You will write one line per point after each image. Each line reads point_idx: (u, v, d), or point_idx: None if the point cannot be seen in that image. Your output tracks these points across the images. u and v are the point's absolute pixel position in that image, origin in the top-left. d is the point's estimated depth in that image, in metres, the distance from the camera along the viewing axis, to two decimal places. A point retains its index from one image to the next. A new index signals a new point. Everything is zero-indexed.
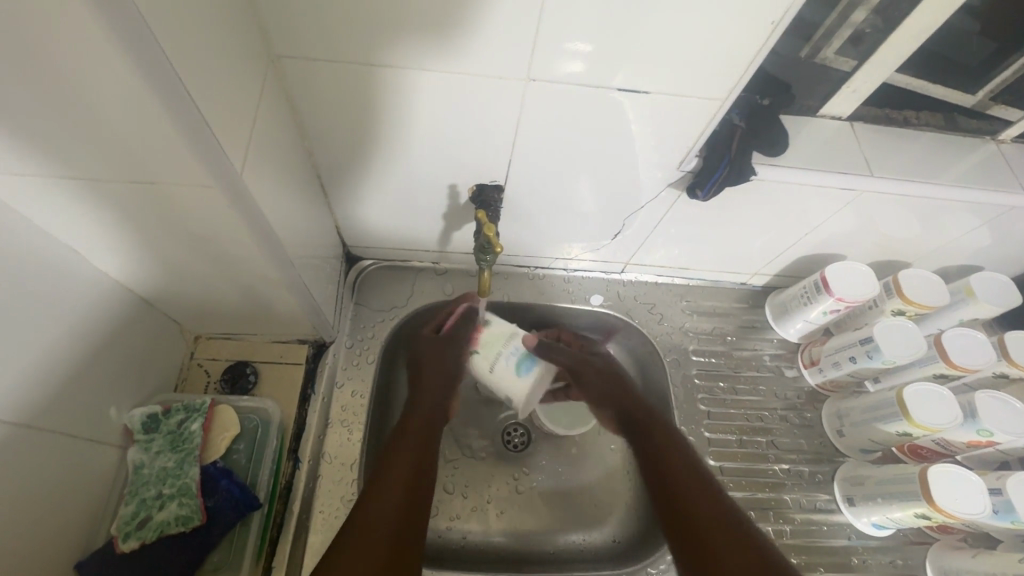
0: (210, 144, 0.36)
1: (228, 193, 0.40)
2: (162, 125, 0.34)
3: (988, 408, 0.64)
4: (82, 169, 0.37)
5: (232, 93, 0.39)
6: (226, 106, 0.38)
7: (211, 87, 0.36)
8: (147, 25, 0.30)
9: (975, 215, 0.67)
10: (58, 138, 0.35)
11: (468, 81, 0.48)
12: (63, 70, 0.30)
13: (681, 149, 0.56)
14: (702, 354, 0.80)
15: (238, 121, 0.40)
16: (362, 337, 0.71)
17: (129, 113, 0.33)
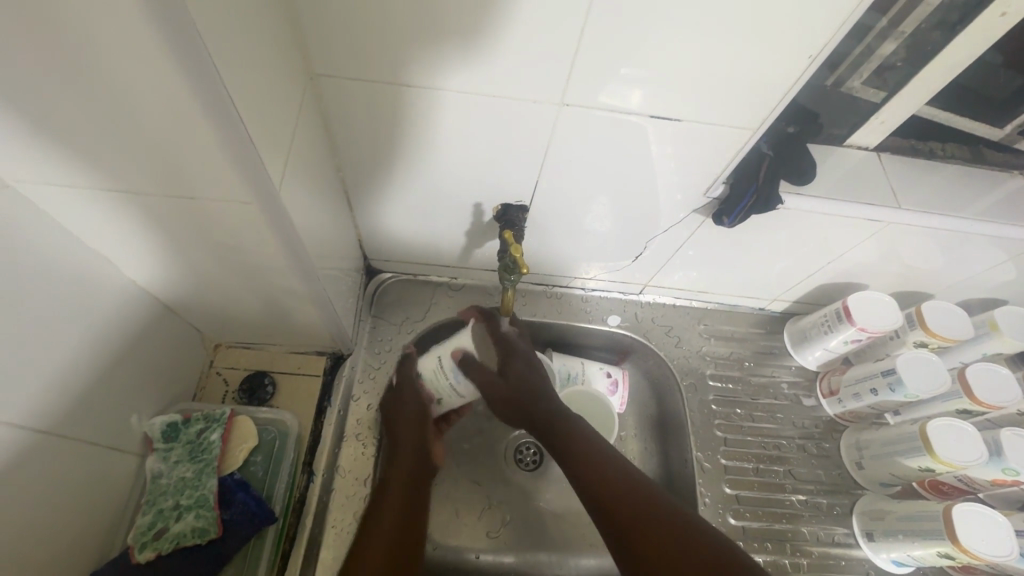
0: (253, 157, 0.36)
1: (263, 207, 0.41)
2: (209, 138, 0.34)
3: (1015, 446, 0.62)
4: (122, 180, 0.38)
5: (273, 110, 0.39)
6: (268, 124, 0.39)
7: (256, 103, 0.37)
8: (203, 40, 0.30)
9: (1002, 249, 0.67)
10: (103, 151, 0.35)
11: (498, 103, 0.48)
12: (116, 86, 0.31)
13: (709, 174, 0.56)
14: (719, 379, 0.79)
15: (277, 138, 0.40)
16: (379, 350, 0.71)
17: (178, 128, 0.33)
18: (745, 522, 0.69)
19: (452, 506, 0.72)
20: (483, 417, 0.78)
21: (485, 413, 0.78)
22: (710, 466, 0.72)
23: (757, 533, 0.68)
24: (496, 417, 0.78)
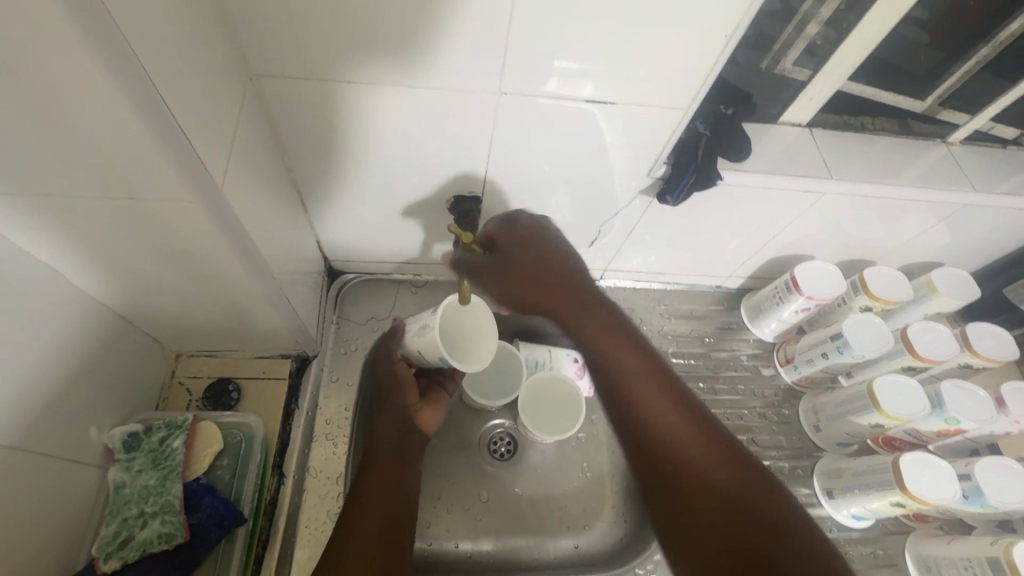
0: (183, 147, 0.36)
1: (206, 205, 0.41)
2: (137, 130, 0.34)
3: (953, 397, 0.66)
4: (61, 184, 0.38)
5: (206, 105, 0.39)
6: (205, 122, 0.39)
7: (190, 99, 0.37)
8: (113, 20, 0.30)
9: (932, 213, 0.71)
10: (34, 152, 0.35)
11: (443, 95, 0.50)
12: (37, 82, 0.30)
13: (650, 156, 0.58)
14: (682, 356, 0.82)
15: (214, 133, 0.41)
16: (346, 350, 0.72)
17: (104, 124, 0.33)
18: None
19: (428, 498, 0.72)
20: (455, 411, 0.78)
21: (456, 407, 0.79)
22: None
23: None
24: (468, 410, 0.79)
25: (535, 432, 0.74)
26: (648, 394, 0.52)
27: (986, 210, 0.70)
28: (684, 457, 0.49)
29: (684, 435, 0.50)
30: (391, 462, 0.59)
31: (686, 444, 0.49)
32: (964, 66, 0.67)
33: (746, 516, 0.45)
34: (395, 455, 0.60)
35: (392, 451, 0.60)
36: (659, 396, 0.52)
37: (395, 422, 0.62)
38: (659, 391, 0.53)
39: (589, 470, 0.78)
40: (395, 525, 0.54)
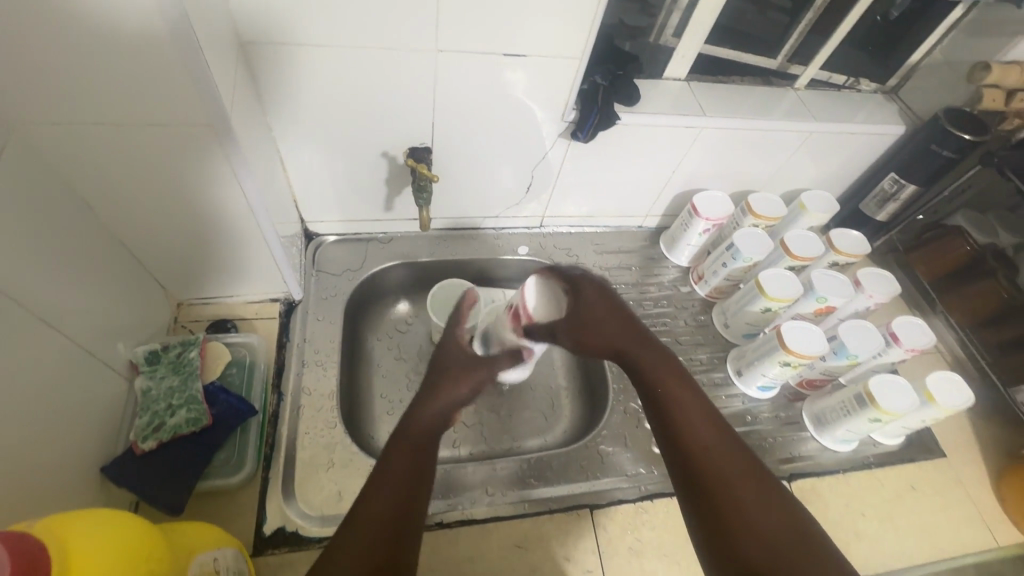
0: (205, 76, 0.48)
1: (218, 128, 0.52)
2: (176, 57, 0.45)
3: (820, 281, 0.84)
4: (103, 111, 0.49)
5: (216, 52, 0.51)
6: (218, 64, 0.51)
7: (209, 44, 0.49)
8: None
9: (790, 144, 0.90)
10: (86, 81, 0.46)
11: (393, 54, 0.64)
12: (104, 20, 0.42)
13: (561, 102, 0.74)
14: (614, 282, 0.97)
15: (223, 75, 0.53)
16: (326, 295, 0.84)
17: (149, 55, 0.45)
18: None
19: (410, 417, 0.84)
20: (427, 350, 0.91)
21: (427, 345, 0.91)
22: None
23: None
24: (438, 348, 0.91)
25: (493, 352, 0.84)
26: (689, 412, 0.57)
27: (829, 137, 0.90)
28: (707, 465, 0.53)
29: (713, 447, 0.54)
30: (416, 453, 0.54)
31: (715, 457, 0.54)
32: (798, 30, 0.87)
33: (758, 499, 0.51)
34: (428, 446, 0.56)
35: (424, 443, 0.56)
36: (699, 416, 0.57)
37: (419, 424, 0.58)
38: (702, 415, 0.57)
39: (547, 383, 0.91)
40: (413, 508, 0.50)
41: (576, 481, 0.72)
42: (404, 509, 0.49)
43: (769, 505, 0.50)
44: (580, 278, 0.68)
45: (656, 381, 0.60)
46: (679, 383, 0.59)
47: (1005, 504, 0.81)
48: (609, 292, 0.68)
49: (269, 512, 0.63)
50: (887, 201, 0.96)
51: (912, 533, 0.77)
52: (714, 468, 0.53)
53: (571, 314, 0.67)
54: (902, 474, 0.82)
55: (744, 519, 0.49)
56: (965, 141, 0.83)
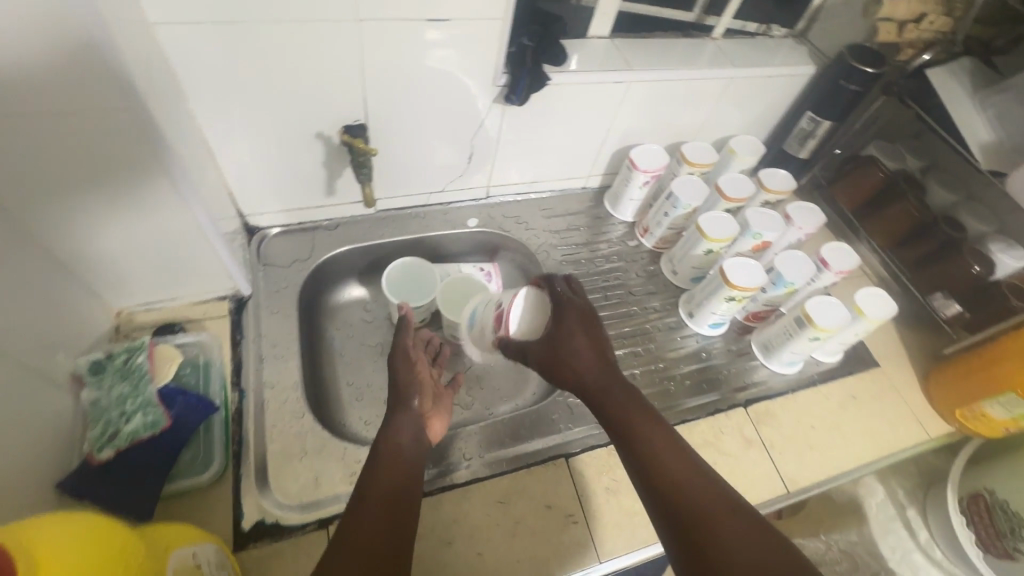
0: (109, 53, 0.46)
1: (131, 110, 0.50)
2: (75, 34, 0.43)
3: (754, 219, 0.89)
4: (7, 106, 0.45)
5: (121, 32, 0.49)
6: (124, 43, 0.49)
7: (115, 24, 0.47)
8: None
9: (714, 92, 0.94)
10: None
11: (313, 28, 0.62)
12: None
13: (491, 66, 0.74)
14: (565, 244, 1.00)
15: (131, 56, 0.50)
16: (276, 288, 0.82)
17: (45, 34, 0.42)
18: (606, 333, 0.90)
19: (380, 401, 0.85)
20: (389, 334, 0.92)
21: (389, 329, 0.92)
22: None
23: (614, 336, 0.90)
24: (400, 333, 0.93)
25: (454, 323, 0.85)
26: (655, 438, 0.54)
27: (749, 82, 0.94)
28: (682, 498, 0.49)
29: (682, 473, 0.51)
30: (397, 476, 0.54)
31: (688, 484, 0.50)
32: None
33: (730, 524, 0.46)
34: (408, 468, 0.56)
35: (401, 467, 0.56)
36: (664, 442, 0.53)
37: (389, 448, 0.58)
38: (666, 442, 0.54)
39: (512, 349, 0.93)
40: (403, 528, 0.49)
41: (550, 435, 0.75)
42: (393, 527, 0.49)
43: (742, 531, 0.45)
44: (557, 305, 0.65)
45: (624, 408, 0.57)
46: (649, 414, 0.56)
47: (932, 400, 0.90)
48: (586, 316, 0.65)
49: (246, 508, 0.62)
50: (807, 138, 1.02)
51: (856, 437, 0.84)
52: (689, 501, 0.48)
53: (549, 336, 0.63)
54: (843, 387, 0.90)
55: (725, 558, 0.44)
56: (868, 74, 0.89)
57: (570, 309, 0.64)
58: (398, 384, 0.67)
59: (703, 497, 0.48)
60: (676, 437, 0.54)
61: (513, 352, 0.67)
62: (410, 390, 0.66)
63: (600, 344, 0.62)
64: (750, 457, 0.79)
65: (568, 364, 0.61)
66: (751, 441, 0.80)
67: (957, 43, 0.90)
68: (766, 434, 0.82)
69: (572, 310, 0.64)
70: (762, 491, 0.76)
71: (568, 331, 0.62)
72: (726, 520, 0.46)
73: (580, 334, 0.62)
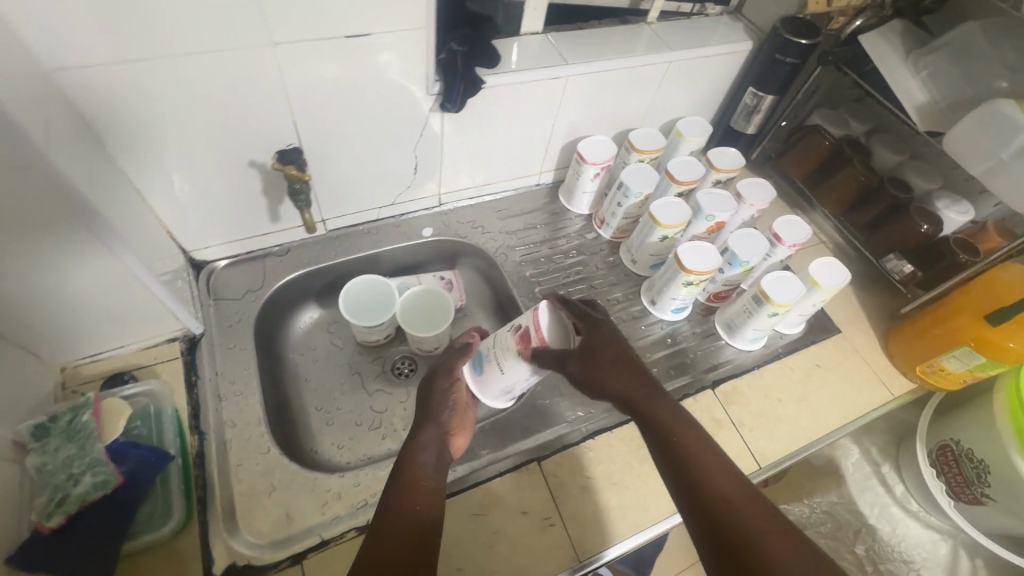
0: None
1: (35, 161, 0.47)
2: None
3: (706, 201, 0.90)
4: None
5: (12, 83, 0.46)
6: (17, 93, 0.46)
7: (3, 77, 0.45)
8: None
9: (655, 77, 0.94)
10: None
11: (228, 55, 0.60)
12: None
13: (421, 76, 0.73)
14: (524, 244, 0.99)
15: (28, 106, 0.48)
16: (231, 322, 0.80)
17: None
18: None
19: (353, 425, 0.86)
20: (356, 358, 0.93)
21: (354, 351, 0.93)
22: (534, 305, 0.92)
23: None
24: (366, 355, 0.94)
25: (417, 335, 0.84)
26: (704, 462, 0.56)
27: (689, 64, 0.94)
28: (735, 523, 0.52)
29: (736, 498, 0.53)
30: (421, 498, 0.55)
31: (742, 509, 0.53)
32: None
33: (783, 549, 0.49)
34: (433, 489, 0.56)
35: (426, 488, 0.56)
36: (713, 467, 0.56)
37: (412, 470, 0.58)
38: (716, 466, 0.56)
39: None
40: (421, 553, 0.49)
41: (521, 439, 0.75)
42: (417, 547, 0.50)
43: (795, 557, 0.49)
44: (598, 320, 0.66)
45: (669, 431, 0.59)
46: (696, 438, 0.58)
47: (895, 359, 0.92)
48: (622, 339, 0.66)
49: (215, 553, 0.61)
50: (752, 113, 1.02)
51: (823, 406, 0.86)
52: (742, 526, 0.51)
53: (586, 356, 0.63)
54: (807, 357, 0.91)
55: None
56: (803, 46, 0.89)
57: (608, 330, 0.66)
58: (429, 396, 0.68)
59: (756, 522, 0.52)
60: (724, 461, 0.57)
61: (550, 363, 0.65)
62: (441, 404, 0.66)
63: (638, 367, 0.64)
64: (721, 439, 0.80)
65: (610, 379, 0.63)
66: (721, 422, 0.81)
67: (886, 7, 0.89)
68: (736, 414, 0.83)
69: (607, 331, 0.66)
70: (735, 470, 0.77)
71: (606, 352, 0.64)
72: (781, 546, 0.50)
73: (617, 356, 0.64)
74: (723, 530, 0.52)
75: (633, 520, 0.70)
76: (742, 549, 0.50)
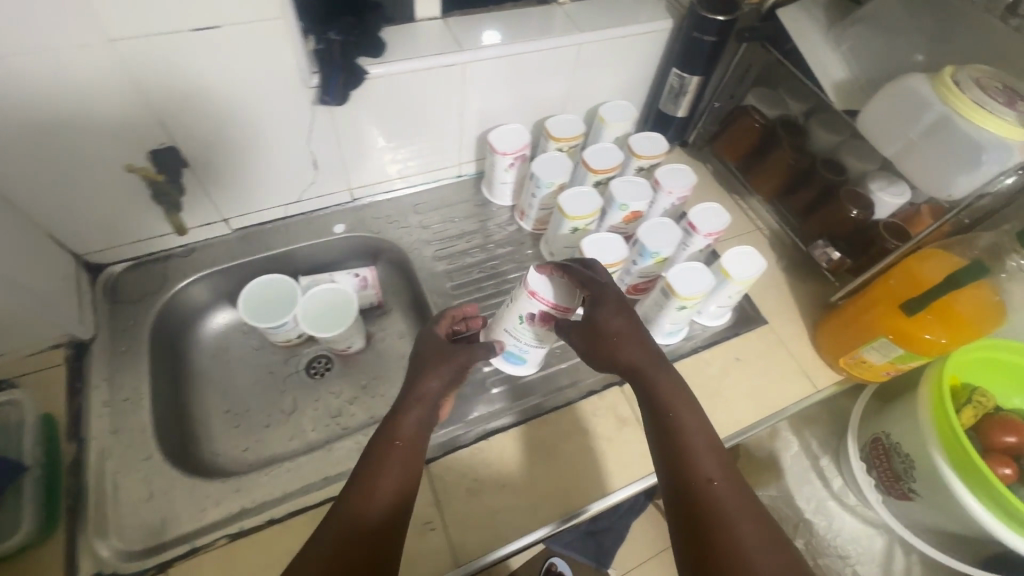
0: None
1: None
2: None
3: (619, 190, 0.87)
4: None
5: None
6: None
7: None
8: None
9: (569, 60, 0.89)
10: None
11: (71, 57, 0.57)
12: None
13: (291, 65, 0.69)
14: (440, 238, 0.96)
15: None
16: (126, 327, 0.79)
17: None
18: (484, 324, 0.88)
19: (260, 426, 0.85)
20: (271, 360, 0.92)
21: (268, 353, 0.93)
22: (444, 301, 0.90)
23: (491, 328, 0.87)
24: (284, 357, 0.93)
25: (318, 334, 0.82)
26: (696, 441, 0.60)
27: (606, 45, 0.89)
28: (712, 500, 0.55)
29: (720, 481, 0.57)
30: (393, 480, 0.57)
31: (723, 492, 0.56)
32: None
33: (756, 530, 0.53)
34: (408, 467, 0.58)
35: (404, 465, 0.58)
36: (704, 447, 0.60)
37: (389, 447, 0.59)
38: (706, 447, 0.60)
39: (395, 354, 0.95)
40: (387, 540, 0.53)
41: None
42: (383, 529, 0.53)
43: (763, 538, 0.53)
44: (602, 284, 0.69)
45: (668, 407, 0.63)
46: (694, 416, 0.62)
47: (823, 351, 0.88)
48: (635, 318, 0.69)
49: (81, 561, 0.61)
50: (680, 95, 0.98)
51: (739, 401, 0.83)
52: (719, 503, 0.55)
53: (602, 328, 0.67)
54: (727, 350, 0.88)
55: (745, 559, 0.51)
56: (720, 22, 0.84)
57: (626, 307, 0.69)
58: (423, 363, 0.68)
59: (737, 502, 0.55)
60: (717, 445, 0.61)
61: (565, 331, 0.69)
62: (438, 368, 0.66)
63: (648, 344, 0.67)
64: (624, 438, 0.77)
65: (621, 352, 0.67)
66: (625, 420, 0.79)
67: None
68: None
69: (626, 308, 0.69)
70: (637, 469, 0.74)
71: (623, 326, 0.68)
72: (752, 528, 0.53)
73: (633, 332, 0.68)
74: (699, 503, 0.56)
75: (518, 522, 0.69)
76: (715, 521, 0.54)
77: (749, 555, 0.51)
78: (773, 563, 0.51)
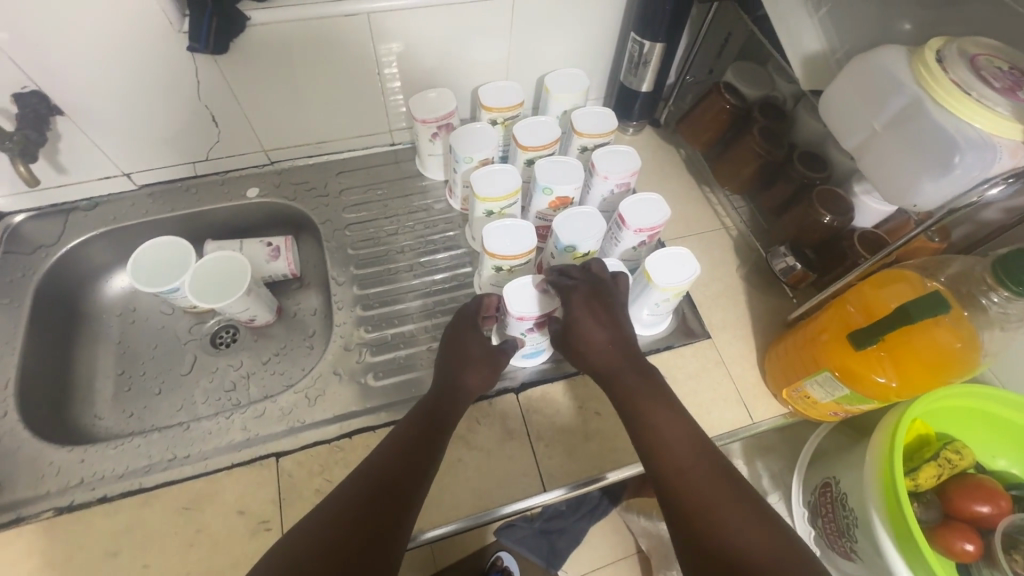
0: None
1: None
2: None
3: (544, 171, 0.75)
4: None
5: None
6: None
7: None
8: None
9: (503, 19, 0.78)
10: None
11: None
12: None
13: (149, 4, 0.62)
14: (357, 211, 0.89)
15: None
16: (10, 278, 0.77)
17: None
18: (389, 308, 0.80)
19: (148, 393, 0.81)
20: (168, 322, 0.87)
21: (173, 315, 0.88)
22: (347, 279, 0.83)
23: (394, 313, 0.80)
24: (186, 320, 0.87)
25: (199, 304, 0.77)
26: (668, 430, 0.56)
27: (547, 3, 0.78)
28: (687, 490, 0.51)
29: (694, 467, 0.52)
30: (401, 449, 0.56)
31: (699, 480, 0.51)
32: None
33: (739, 517, 0.48)
34: (422, 444, 0.57)
35: (418, 442, 0.57)
36: (681, 434, 0.55)
37: (418, 426, 0.59)
38: (684, 434, 0.55)
39: (306, 330, 0.88)
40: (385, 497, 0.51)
41: (271, 430, 0.68)
42: (387, 488, 0.52)
43: (750, 527, 0.48)
44: (575, 283, 0.66)
45: (638, 403, 0.59)
46: (665, 409, 0.58)
47: (768, 377, 0.75)
48: (608, 309, 0.65)
49: None
50: (640, 66, 0.84)
51: None
52: (695, 493, 0.50)
53: (575, 325, 0.64)
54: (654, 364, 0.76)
55: (728, 551, 0.46)
56: None
57: (598, 298, 0.65)
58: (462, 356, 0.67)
59: (724, 489, 0.51)
60: (696, 433, 0.56)
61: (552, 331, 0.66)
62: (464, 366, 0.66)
63: (617, 338, 0.64)
64: (506, 453, 0.69)
65: (592, 355, 0.64)
66: (513, 433, 0.70)
67: None
68: (536, 425, 0.71)
69: (598, 301, 0.65)
70: (505, 488, 0.66)
71: (590, 321, 0.64)
72: (738, 515, 0.49)
73: (603, 328, 0.64)
74: (675, 495, 0.51)
75: None
76: (693, 513, 0.49)
77: (735, 547, 0.46)
78: (759, 551, 0.46)
